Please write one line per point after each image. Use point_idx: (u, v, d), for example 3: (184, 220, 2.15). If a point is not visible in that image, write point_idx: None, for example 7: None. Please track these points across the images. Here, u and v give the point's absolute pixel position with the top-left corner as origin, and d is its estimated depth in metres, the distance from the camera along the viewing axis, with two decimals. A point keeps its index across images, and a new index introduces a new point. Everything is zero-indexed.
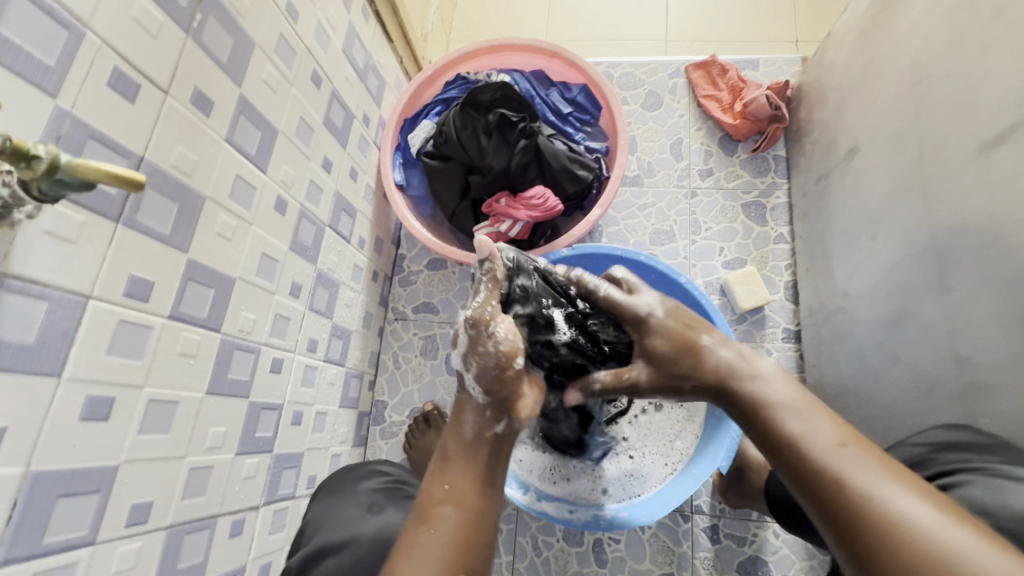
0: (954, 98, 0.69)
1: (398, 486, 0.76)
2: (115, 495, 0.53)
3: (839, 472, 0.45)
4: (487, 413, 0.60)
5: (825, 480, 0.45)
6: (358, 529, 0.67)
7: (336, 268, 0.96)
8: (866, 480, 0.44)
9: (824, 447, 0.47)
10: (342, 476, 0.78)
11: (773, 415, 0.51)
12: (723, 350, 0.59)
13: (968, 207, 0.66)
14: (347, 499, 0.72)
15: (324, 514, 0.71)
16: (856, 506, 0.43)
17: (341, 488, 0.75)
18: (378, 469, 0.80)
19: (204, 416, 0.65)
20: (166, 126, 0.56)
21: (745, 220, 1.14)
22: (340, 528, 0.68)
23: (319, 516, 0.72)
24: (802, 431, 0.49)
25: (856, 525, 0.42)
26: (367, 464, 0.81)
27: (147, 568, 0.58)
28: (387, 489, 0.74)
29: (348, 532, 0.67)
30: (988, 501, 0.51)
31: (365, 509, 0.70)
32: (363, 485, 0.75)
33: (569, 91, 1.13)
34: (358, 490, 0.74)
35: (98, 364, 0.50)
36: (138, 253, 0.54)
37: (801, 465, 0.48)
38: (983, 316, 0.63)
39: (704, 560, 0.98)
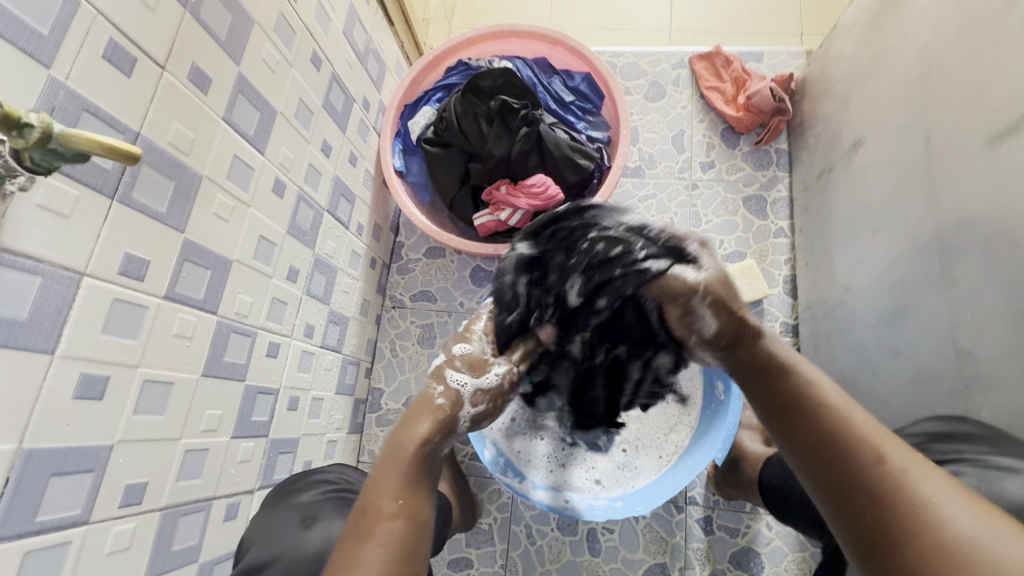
0: (962, 91, 0.69)
1: (341, 496, 0.74)
2: (109, 475, 0.53)
3: (876, 451, 0.44)
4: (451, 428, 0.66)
5: (860, 452, 0.45)
6: (290, 543, 0.64)
7: (334, 253, 0.95)
8: (901, 461, 0.43)
9: (863, 429, 0.46)
10: (285, 488, 0.75)
11: (816, 401, 0.51)
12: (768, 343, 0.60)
13: (972, 201, 0.65)
14: (281, 513, 0.70)
15: (258, 528, 0.69)
16: (881, 481, 0.42)
17: (281, 498, 0.73)
18: (323, 479, 0.77)
19: (199, 398, 0.64)
20: (163, 102, 0.55)
21: (746, 213, 1.13)
22: (272, 542, 0.65)
23: (256, 529, 0.69)
24: (842, 413, 0.49)
25: (882, 498, 0.41)
26: (316, 473, 0.78)
27: (141, 550, 0.57)
28: (328, 501, 0.72)
29: (280, 547, 0.64)
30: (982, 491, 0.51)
31: (299, 522, 0.67)
32: (301, 497, 0.72)
33: (572, 80, 1.11)
34: (297, 503, 0.71)
35: (92, 342, 0.50)
36: (134, 231, 0.53)
37: (829, 444, 0.47)
38: (985, 311, 0.63)
39: (697, 551, 0.98)
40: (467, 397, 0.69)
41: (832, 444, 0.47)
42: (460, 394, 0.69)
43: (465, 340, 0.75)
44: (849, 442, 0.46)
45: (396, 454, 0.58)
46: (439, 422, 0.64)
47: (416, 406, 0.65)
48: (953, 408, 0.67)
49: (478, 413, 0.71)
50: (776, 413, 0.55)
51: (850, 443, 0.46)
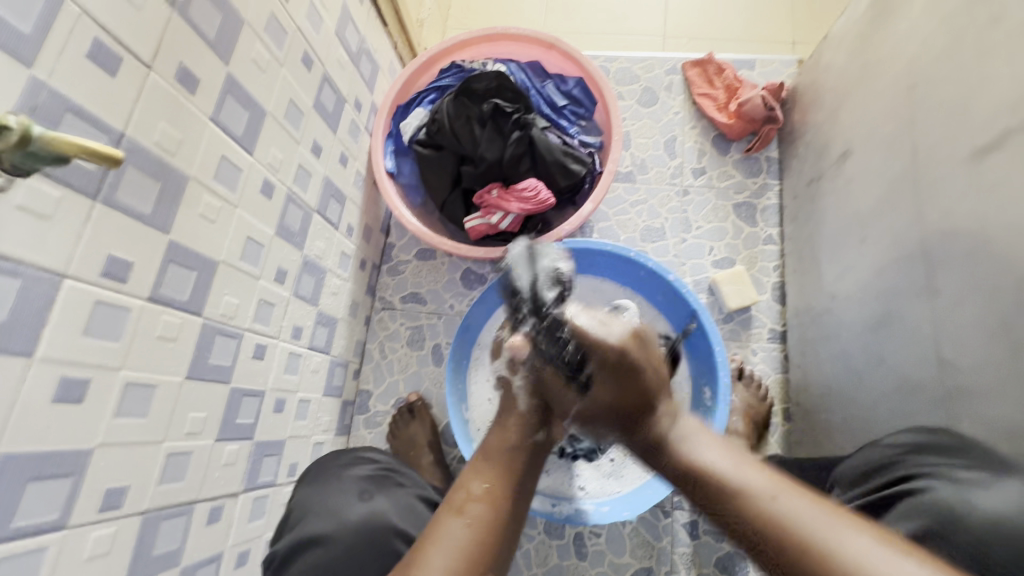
0: (948, 105, 0.69)
1: (387, 475, 0.77)
2: (88, 479, 0.52)
3: (775, 501, 0.44)
4: (530, 422, 0.64)
5: (770, 534, 0.42)
6: (345, 517, 0.69)
7: (323, 254, 0.94)
8: (776, 494, 0.45)
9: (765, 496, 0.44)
10: (331, 462, 0.78)
11: (709, 474, 0.49)
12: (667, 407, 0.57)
13: (957, 214, 0.66)
14: (335, 485, 0.74)
15: (310, 500, 0.72)
16: (808, 554, 0.40)
17: (328, 474, 0.76)
18: (365, 454, 0.80)
19: (183, 401, 0.63)
20: (149, 102, 0.54)
21: (736, 219, 1.14)
22: (327, 515, 0.70)
23: (304, 501, 0.73)
24: (740, 480, 0.46)
25: (818, 570, 0.40)
26: (357, 450, 0.81)
27: (121, 556, 0.57)
28: (378, 478, 0.75)
29: (336, 521, 0.69)
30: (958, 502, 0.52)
31: (355, 496, 0.72)
32: (351, 473, 0.75)
33: (565, 84, 1.11)
34: (347, 478, 0.74)
35: (72, 345, 0.49)
36: (117, 232, 0.52)
37: (731, 513, 0.45)
38: (967, 323, 0.64)
39: (682, 555, 0.99)
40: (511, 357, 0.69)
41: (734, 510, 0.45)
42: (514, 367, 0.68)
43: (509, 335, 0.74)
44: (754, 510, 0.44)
45: (482, 454, 0.61)
46: (524, 427, 0.63)
47: (501, 408, 0.66)
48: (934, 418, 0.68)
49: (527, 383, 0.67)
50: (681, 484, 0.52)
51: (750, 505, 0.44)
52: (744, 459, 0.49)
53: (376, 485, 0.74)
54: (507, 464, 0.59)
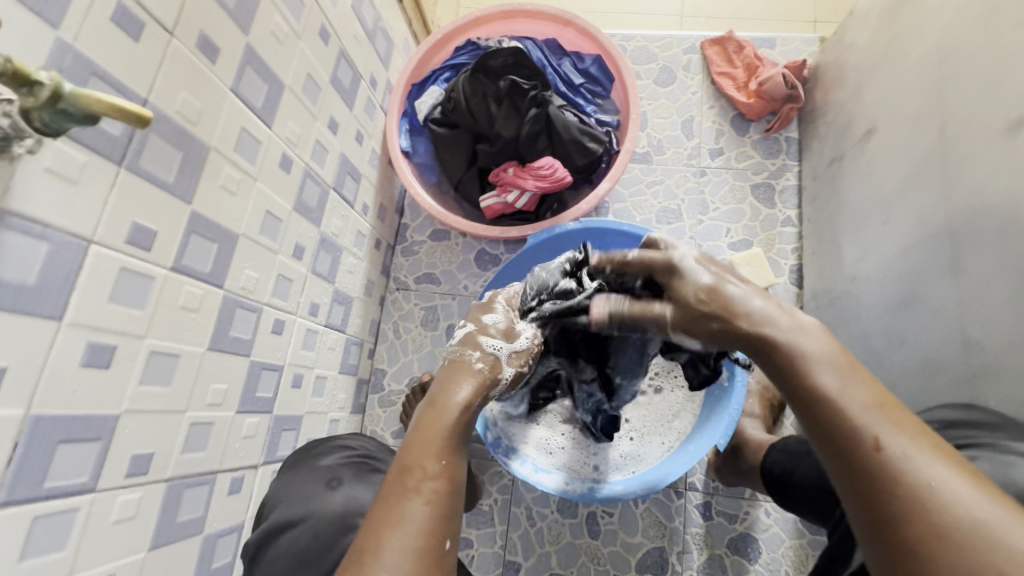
0: (981, 78, 0.68)
1: (362, 461, 0.75)
2: (115, 445, 0.53)
3: (878, 441, 0.41)
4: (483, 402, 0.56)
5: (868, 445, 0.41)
6: (315, 504, 0.67)
7: (339, 232, 0.94)
8: (903, 449, 0.40)
9: (857, 407, 0.43)
10: (303, 453, 0.77)
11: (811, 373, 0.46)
12: (757, 301, 0.52)
13: (990, 189, 0.65)
14: (304, 474, 0.72)
15: (282, 490, 0.71)
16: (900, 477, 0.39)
17: (304, 462, 0.75)
18: (343, 444, 0.79)
19: (205, 371, 0.64)
20: (170, 69, 0.54)
21: (754, 201, 1.13)
22: (297, 503, 0.68)
23: (278, 492, 0.71)
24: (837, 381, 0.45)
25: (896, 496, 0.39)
26: (334, 439, 0.79)
27: (146, 521, 0.57)
28: (351, 465, 0.73)
29: (305, 507, 0.67)
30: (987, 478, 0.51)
31: (325, 484, 0.69)
32: (322, 461, 0.74)
33: (582, 62, 1.10)
34: (317, 466, 0.73)
35: (99, 311, 0.49)
36: (141, 201, 0.52)
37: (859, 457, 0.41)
38: (996, 301, 0.63)
39: (695, 535, 0.99)
40: (506, 361, 0.59)
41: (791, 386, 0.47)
42: (499, 361, 0.59)
43: (493, 310, 0.65)
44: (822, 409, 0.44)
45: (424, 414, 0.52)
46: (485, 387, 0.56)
47: (454, 364, 0.57)
48: (958, 397, 0.67)
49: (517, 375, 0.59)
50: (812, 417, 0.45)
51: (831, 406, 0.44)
52: (850, 366, 0.46)
53: (352, 471, 0.72)
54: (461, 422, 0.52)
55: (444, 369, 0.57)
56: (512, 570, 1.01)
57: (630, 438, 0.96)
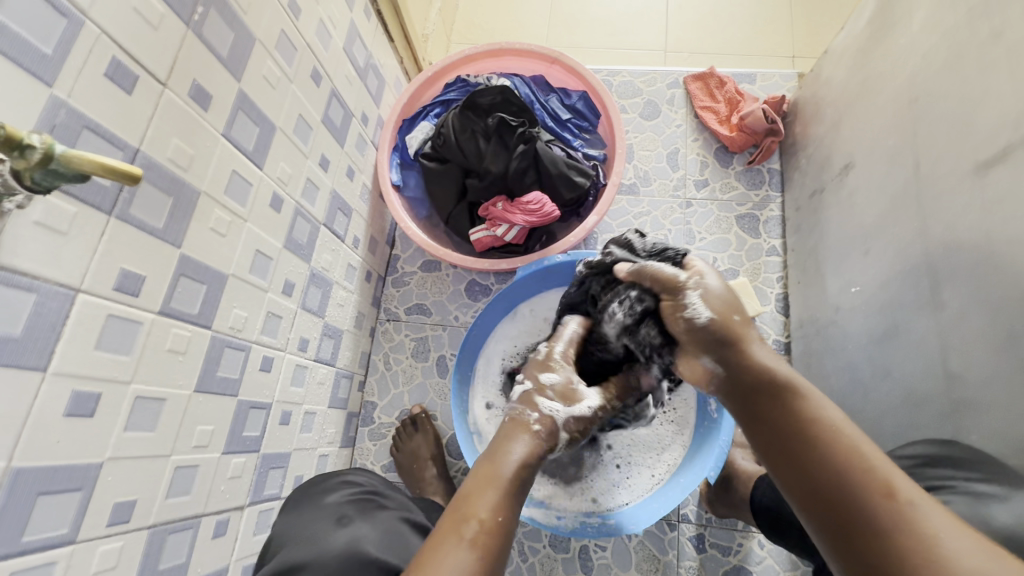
0: (948, 120, 0.70)
1: (368, 498, 0.74)
2: (97, 493, 0.52)
3: (885, 481, 0.45)
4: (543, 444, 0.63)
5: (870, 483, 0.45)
6: (325, 543, 0.64)
7: (329, 266, 0.95)
8: (911, 495, 0.44)
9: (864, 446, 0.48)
10: (309, 490, 0.76)
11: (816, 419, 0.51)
12: (766, 354, 0.59)
13: (962, 226, 0.67)
14: (313, 512, 0.71)
15: (287, 531, 0.69)
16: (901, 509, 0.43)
17: (311, 499, 0.74)
18: (350, 481, 0.77)
19: (191, 413, 0.64)
20: (163, 118, 0.55)
21: (739, 231, 1.15)
22: (305, 544, 0.65)
23: (283, 533, 0.69)
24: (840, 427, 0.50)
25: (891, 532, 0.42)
26: (341, 475, 0.79)
27: (127, 569, 0.56)
28: (357, 502, 0.72)
29: (316, 548, 0.64)
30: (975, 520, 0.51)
31: (333, 521, 0.68)
32: (328, 498, 0.73)
33: (568, 98, 1.13)
34: (324, 503, 0.72)
35: (84, 358, 0.49)
36: (130, 247, 0.53)
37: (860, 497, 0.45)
38: (973, 336, 0.64)
39: (689, 569, 0.98)
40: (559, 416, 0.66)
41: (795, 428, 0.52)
42: (557, 421, 0.65)
43: (553, 369, 0.72)
44: (831, 450, 0.48)
45: (495, 452, 0.59)
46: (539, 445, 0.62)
47: (512, 421, 0.64)
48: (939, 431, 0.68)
49: (543, 420, 0.65)
50: (811, 465, 0.49)
51: (831, 444, 0.48)
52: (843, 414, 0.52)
53: (357, 508, 0.71)
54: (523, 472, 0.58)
55: (506, 425, 0.64)
56: None
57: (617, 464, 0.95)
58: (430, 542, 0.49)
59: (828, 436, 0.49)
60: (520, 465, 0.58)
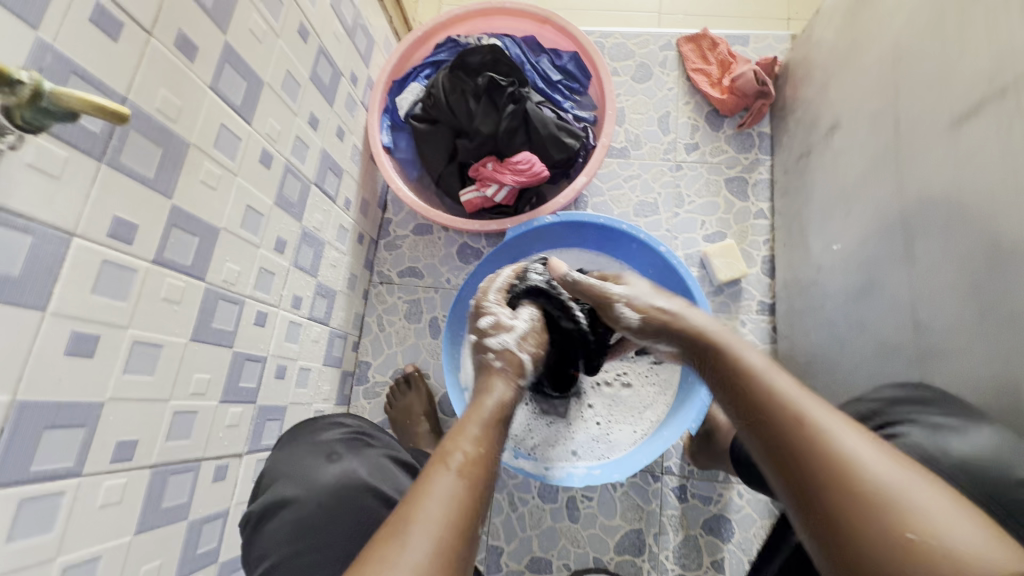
0: (930, 76, 0.71)
1: (358, 436, 0.76)
2: (100, 431, 0.54)
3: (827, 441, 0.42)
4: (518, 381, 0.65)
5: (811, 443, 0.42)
6: (316, 480, 0.69)
7: (321, 227, 0.96)
8: (831, 423, 0.43)
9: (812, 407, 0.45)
10: (299, 429, 0.78)
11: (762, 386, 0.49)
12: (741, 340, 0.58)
13: (936, 180, 0.68)
14: (304, 448, 0.73)
15: (281, 465, 0.72)
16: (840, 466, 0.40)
17: (302, 436, 0.76)
18: (337, 420, 0.79)
19: (188, 361, 0.66)
20: (150, 68, 0.56)
21: (727, 194, 1.16)
22: (299, 479, 0.70)
23: (275, 466, 0.73)
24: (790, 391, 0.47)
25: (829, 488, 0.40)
26: (330, 416, 0.81)
27: (132, 504, 0.59)
28: (348, 440, 0.75)
29: (307, 483, 0.69)
30: (930, 450, 0.52)
31: (324, 457, 0.71)
32: (319, 437, 0.75)
33: (559, 59, 1.12)
34: (314, 441, 0.74)
35: (82, 301, 0.51)
36: (121, 195, 0.54)
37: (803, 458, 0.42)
38: (941, 286, 0.66)
39: (671, 517, 1.03)
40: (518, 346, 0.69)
41: (732, 378, 0.53)
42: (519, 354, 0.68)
43: (489, 313, 0.73)
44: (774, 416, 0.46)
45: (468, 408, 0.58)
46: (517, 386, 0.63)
47: (482, 371, 0.64)
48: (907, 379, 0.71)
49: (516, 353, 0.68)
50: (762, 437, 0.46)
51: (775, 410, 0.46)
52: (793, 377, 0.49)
53: (348, 445, 0.74)
54: (489, 424, 0.55)
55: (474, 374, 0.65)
56: (495, 554, 1.04)
57: (598, 423, 1.00)
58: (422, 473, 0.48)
59: (770, 405, 0.47)
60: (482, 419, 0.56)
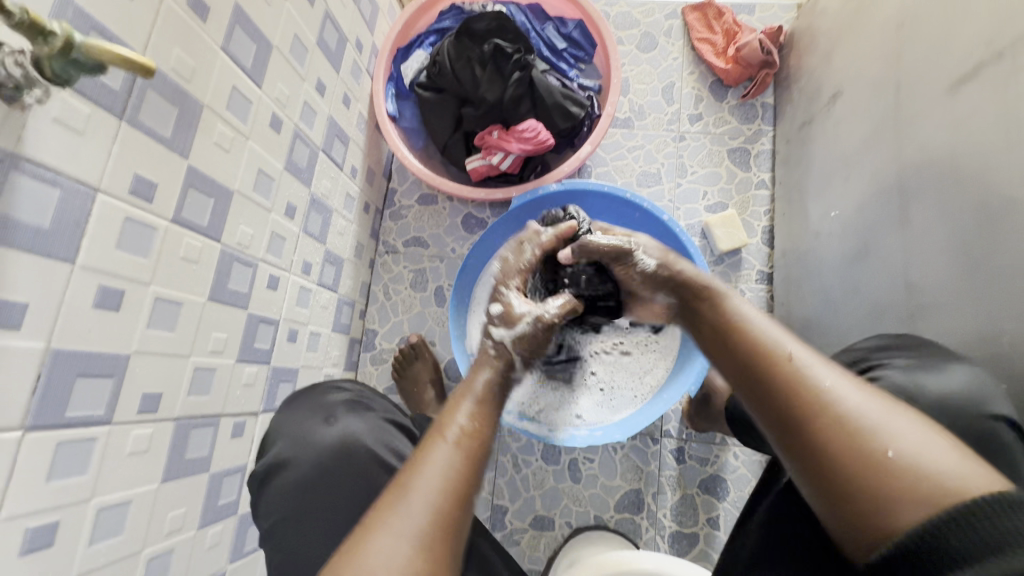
0: (932, 42, 0.71)
1: (358, 400, 0.78)
2: (128, 382, 0.57)
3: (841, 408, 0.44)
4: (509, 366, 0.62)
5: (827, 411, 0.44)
6: (316, 440, 0.71)
7: (329, 194, 0.97)
8: (841, 391, 0.45)
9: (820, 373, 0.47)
10: (302, 392, 0.79)
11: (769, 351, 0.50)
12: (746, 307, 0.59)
13: (933, 143, 0.69)
14: (304, 410, 0.75)
15: (281, 426, 0.74)
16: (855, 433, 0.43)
17: (302, 399, 0.77)
18: (338, 385, 0.81)
19: (206, 320, 0.68)
20: (164, 27, 0.56)
21: (730, 165, 1.17)
22: (299, 439, 0.71)
23: (277, 427, 0.75)
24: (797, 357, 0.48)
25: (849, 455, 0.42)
26: (330, 381, 0.82)
27: (158, 454, 0.62)
28: (349, 402, 0.77)
29: (307, 444, 0.71)
30: (905, 386, 0.56)
31: (323, 419, 0.73)
32: (320, 398, 0.77)
33: (564, 26, 1.11)
34: (315, 403, 0.76)
35: (107, 256, 0.53)
36: (141, 153, 0.55)
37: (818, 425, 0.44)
38: (933, 245, 0.69)
39: (669, 478, 1.07)
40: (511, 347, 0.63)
41: (726, 338, 0.56)
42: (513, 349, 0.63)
43: (500, 299, 0.70)
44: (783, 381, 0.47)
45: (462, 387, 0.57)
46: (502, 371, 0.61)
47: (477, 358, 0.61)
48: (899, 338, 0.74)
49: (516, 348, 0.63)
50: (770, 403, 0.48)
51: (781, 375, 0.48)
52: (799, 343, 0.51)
53: (348, 407, 0.76)
54: (484, 403, 0.55)
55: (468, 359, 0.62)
56: (500, 512, 1.08)
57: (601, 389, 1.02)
58: (419, 448, 0.49)
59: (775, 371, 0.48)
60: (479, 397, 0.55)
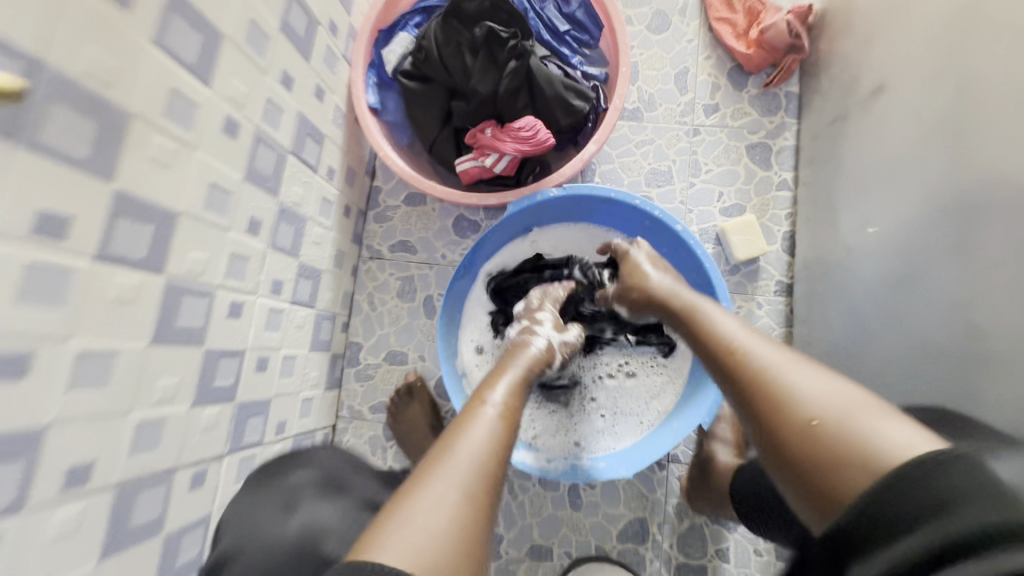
0: (1008, 32, 0.60)
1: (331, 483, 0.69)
2: (45, 457, 0.47)
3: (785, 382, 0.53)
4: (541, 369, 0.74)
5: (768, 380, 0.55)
6: (271, 533, 0.61)
7: (301, 201, 0.87)
8: (788, 369, 0.54)
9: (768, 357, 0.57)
10: (268, 476, 0.71)
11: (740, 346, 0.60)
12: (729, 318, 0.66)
13: (1009, 160, 0.58)
14: (267, 496, 0.67)
15: (237, 515, 0.65)
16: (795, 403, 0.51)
17: (267, 484, 0.69)
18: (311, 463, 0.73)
19: (151, 366, 0.58)
20: (70, 19, 0.45)
21: (749, 162, 1.06)
22: (253, 532, 0.62)
23: (234, 516, 0.66)
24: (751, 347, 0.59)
25: (788, 418, 0.51)
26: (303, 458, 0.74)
27: (94, 530, 0.53)
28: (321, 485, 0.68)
29: (259, 536, 0.61)
30: None
31: (282, 508, 0.64)
32: (288, 479, 0.69)
33: (567, 5, 0.98)
34: (281, 487, 0.68)
35: (4, 314, 0.42)
36: (45, 181, 0.44)
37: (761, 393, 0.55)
38: (1004, 285, 0.58)
39: (676, 505, 1.00)
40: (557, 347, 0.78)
41: (709, 344, 0.64)
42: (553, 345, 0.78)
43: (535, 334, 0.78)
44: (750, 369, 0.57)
45: (485, 390, 0.64)
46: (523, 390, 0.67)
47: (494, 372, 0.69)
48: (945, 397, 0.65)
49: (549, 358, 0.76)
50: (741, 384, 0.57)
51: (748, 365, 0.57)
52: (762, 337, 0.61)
53: (316, 491, 0.67)
54: (506, 420, 0.60)
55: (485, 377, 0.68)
56: (494, 541, 1.01)
57: (602, 415, 0.94)
58: (451, 430, 0.58)
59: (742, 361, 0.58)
60: (500, 413, 0.61)
